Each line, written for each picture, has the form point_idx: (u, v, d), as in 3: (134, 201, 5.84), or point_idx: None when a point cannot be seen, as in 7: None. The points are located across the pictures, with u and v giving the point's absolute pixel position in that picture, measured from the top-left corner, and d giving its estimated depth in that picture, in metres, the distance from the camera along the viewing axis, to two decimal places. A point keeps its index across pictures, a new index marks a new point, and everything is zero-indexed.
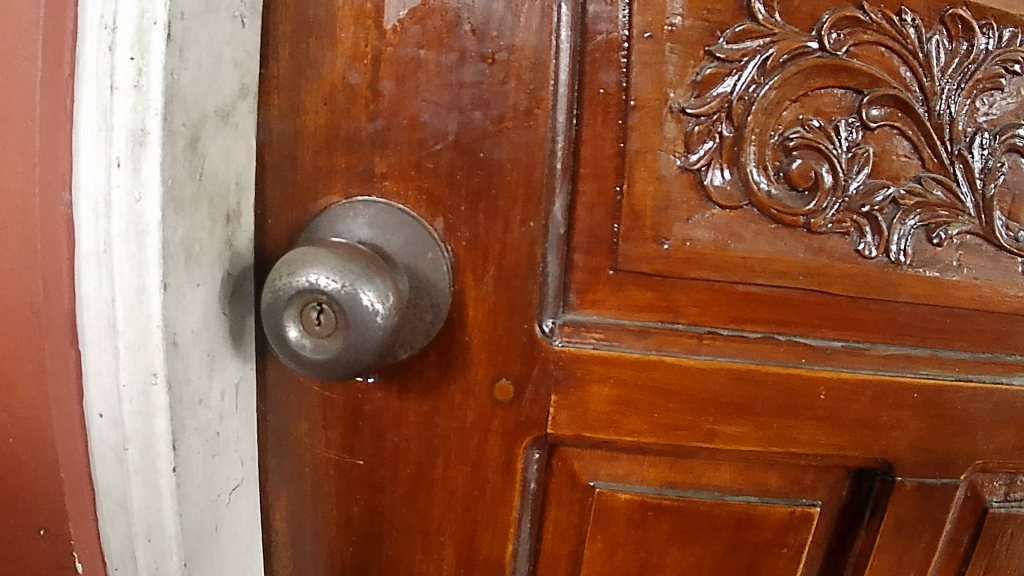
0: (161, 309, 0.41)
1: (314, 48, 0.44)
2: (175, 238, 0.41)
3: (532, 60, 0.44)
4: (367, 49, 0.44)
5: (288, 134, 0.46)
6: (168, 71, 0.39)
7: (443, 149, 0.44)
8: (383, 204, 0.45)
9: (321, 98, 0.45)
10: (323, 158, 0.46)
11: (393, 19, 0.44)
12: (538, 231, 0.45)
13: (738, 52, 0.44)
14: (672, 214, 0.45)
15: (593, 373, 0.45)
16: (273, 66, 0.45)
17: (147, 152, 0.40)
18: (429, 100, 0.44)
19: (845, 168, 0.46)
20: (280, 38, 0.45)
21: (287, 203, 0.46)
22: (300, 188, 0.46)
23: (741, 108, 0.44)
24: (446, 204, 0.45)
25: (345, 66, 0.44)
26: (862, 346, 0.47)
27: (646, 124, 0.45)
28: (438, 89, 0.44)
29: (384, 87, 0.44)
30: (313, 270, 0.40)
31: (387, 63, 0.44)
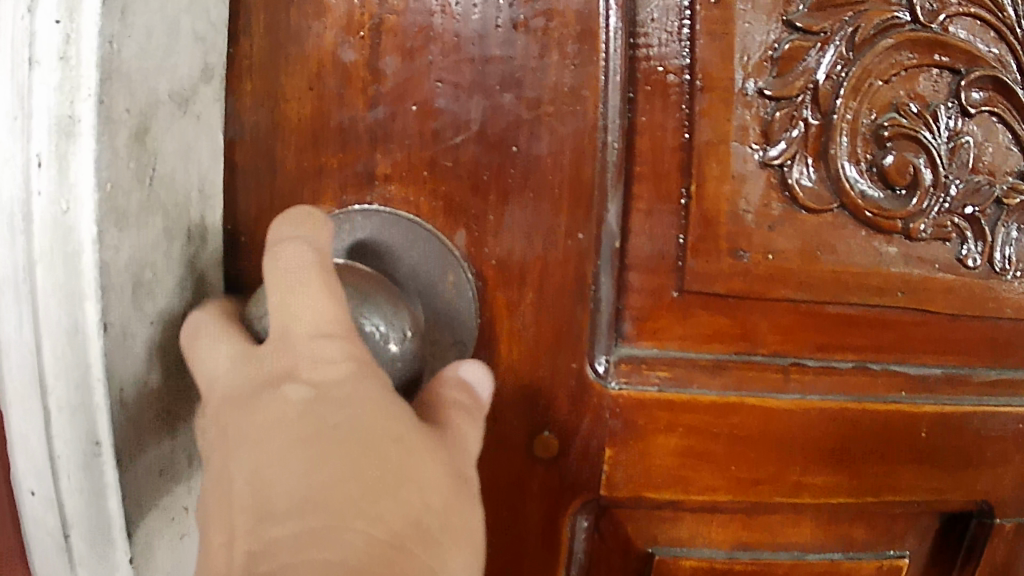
0: (103, 353, 0.31)
1: (295, 17, 0.35)
2: (119, 263, 0.31)
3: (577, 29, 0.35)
4: (364, 18, 0.35)
5: (264, 127, 0.36)
6: (106, 38, 0.29)
7: (465, 142, 0.35)
8: (387, 213, 0.35)
9: (307, 79, 0.35)
10: (309, 157, 0.36)
11: None
12: (589, 244, 0.36)
13: (820, 22, 0.37)
14: (749, 221, 0.36)
15: (658, 421, 0.37)
16: (245, 43, 0.35)
17: (77, 146, 0.29)
18: (445, 81, 0.35)
19: (946, 161, 0.38)
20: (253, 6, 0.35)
21: (266, 213, 0.36)
22: (280, 195, 0.36)
23: (828, 88, 0.37)
24: (469, 212, 0.35)
25: (336, 39, 0.35)
26: (965, 373, 0.39)
27: (717, 108, 0.36)
28: (456, 66, 0.35)
29: (386, 63, 0.35)
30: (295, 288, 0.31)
31: (389, 34, 0.35)
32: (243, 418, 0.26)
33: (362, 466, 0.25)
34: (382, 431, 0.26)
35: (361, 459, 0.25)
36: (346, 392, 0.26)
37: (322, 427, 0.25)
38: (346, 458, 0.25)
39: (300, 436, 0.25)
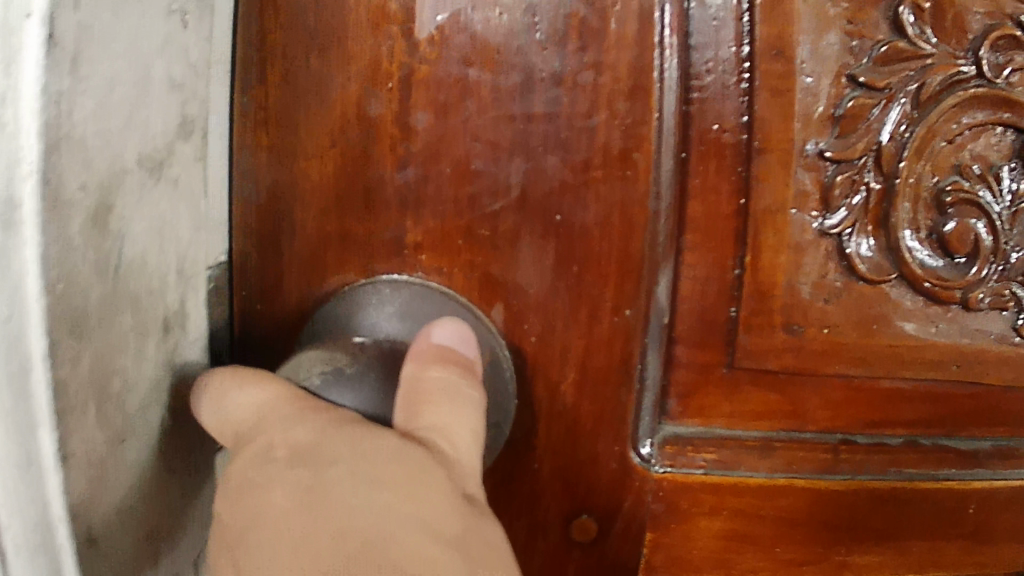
0: (63, 490, 0.23)
1: (317, 66, 0.31)
2: (77, 379, 0.24)
3: (628, 85, 0.32)
4: (392, 68, 0.31)
5: (281, 185, 0.33)
6: (54, 98, 0.20)
7: (503, 210, 0.32)
8: (417, 284, 0.33)
9: (329, 134, 0.32)
10: (332, 221, 0.33)
11: (428, 26, 0.31)
12: (636, 321, 0.33)
13: (885, 78, 0.34)
14: (805, 293, 0.34)
15: (703, 504, 0.34)
16: (261, 92, 0.32)
17: (18, 239, 0.20)
18: (483, 139, 0.32)
19: (1007, 227, 0.36)
20: (269, 54, 0.32)
21: (285, 281, 0.33)
22: (301, 260, 0.33)
23: (892, 149, 0.34)
24: (508, 286, 0.33)
25: (362, 90, 0.31)
26: (1018, 447, 0.37)
27: (775, 172, 0.33)
28: (495, 124, 0.32)
29: (417, 119, 0.32)
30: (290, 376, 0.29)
31: (421, 87, 0.31)
32: (227, 498, 0.25)
33: (351, 521, 0.22)
34: (367, 475, 0.23)
35: (352, 513, 0.22)
36: (321, 449, 0.24)
37: (301, 491, 0.23)
38: (333, 517, 0.22)
39: (282, 507, 0.23)
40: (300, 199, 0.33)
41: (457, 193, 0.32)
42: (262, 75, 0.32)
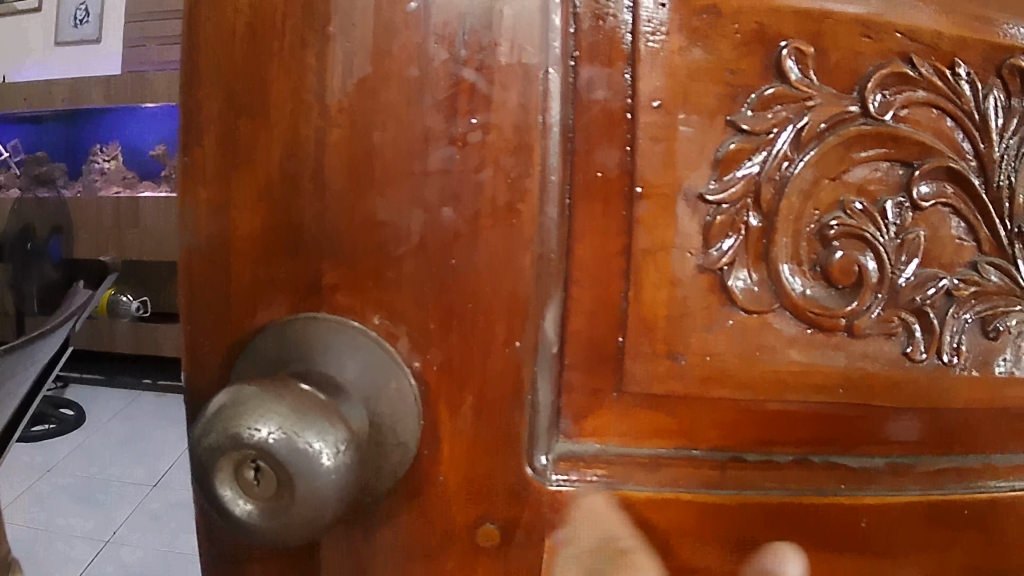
0: None
1: (245, 132, 0.35)
2: None
3: (514, 142, 0.35)
4: (306, 133, 0.35)
5: (217, 237, 0.37)
6: None
7: (406, 255, 0.35)
8: (336, 320, 0.35)
9: (255, 190, 0.36)
10: (262, 268, 0.36)
11: (337, 94, 0.34)
12: (526, 352, 0.36)
13: (765, 123, 0.37)
14: (688, 324, 0.37)
15: (595, 515, 0.38)
16: (198, 153, 0.36)
17: None
18: (386, 195, 0.35)
19: (892, 258, 0.38)
20: (207, 120, 0.36)
21: (223, 318, 0.37)
22: (236, 300, 0.37)
23: (771, 192, 0.36)
24: (409, 320, 0.36)
25: (282, 153, 0.35)
26: (906, 463, 0.42)
27: (656, 216, 0.37)
28: (396, 181, 0.35)
29: (330, 176, 0.35)
30: (227, 409, 0.30)
31: (334, 149, 0.35)
32: None
33: None
34: None
35: None
36: None
37: None
38: None
39: None
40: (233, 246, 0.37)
41: (362, 242, 0.35)
42: (202, 138, 0.36)
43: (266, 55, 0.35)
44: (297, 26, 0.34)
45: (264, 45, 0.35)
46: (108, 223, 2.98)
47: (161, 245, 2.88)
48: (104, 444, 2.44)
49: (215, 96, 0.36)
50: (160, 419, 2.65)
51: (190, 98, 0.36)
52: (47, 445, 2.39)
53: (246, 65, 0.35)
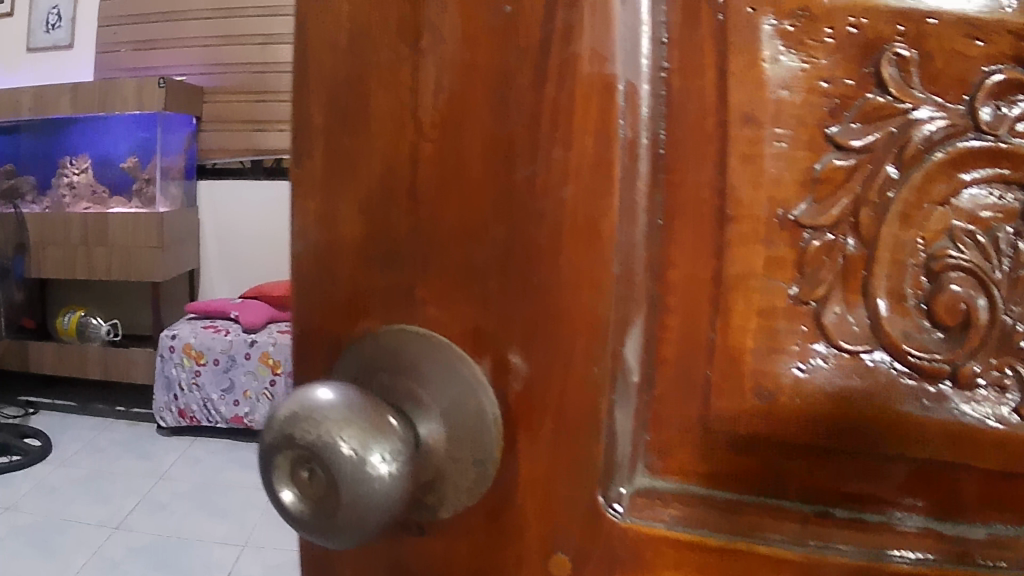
0: None
1: (349, 140, 0.36)
2: None
3: (588, 161, 0.32)
4: (403, 144, 0.35)
5: (323, 244, 0.38)
6: None
7: (490, 271, 0.34)
8: (421, 334, 0.35)
9: (358, 202, 0.36)
10: (359, 275, 0.37)
11: (428, 108, 0.34)
12: (605, 378, 0.34)
13: (865, 138, 0.33)
14: (778, 359, 0.34)
15: (666, 558, 0.36)
16: (308, 161, 0.37)
17: None
18: (467, 208, 0.34)
19: (1007, 297, 0.33)
20: (314, 131, 0.37)
21: (327, 320, 0.39)
22: (338, 306, 0.38)
23: (871, 216, 0.33)
24: (494, 338, 0.34)
25: (381, 164, 0.35)
26: (1012, 536, 0.36)
27: (748, 240, 0.34)
28: (482, 196, 0.34)
29: (422, 190, 0.35)
30: (296, 409, 0.31)
31: (426, 163, 0.34)
32: None
33: None
34: None
35: None
36: None
37: None
38: None
39: None
40: (336, 255, 0.38)
41: (452, 256, 0.35)
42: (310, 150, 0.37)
43: (369, 67, 0.35)
44: (398, 36, 0.34)
45: (367, 57, 0.35)
46: (77, 238, 2.71)
47: (126, 272, 2.67)
48: (71, 481, 2.34)
49: (321, 107, 0.36)
50: (129, 453, 2.55)
51: (299, 108, 0.37)
52: (9, 484, 2.30)
53: (349, 78, 0.36)
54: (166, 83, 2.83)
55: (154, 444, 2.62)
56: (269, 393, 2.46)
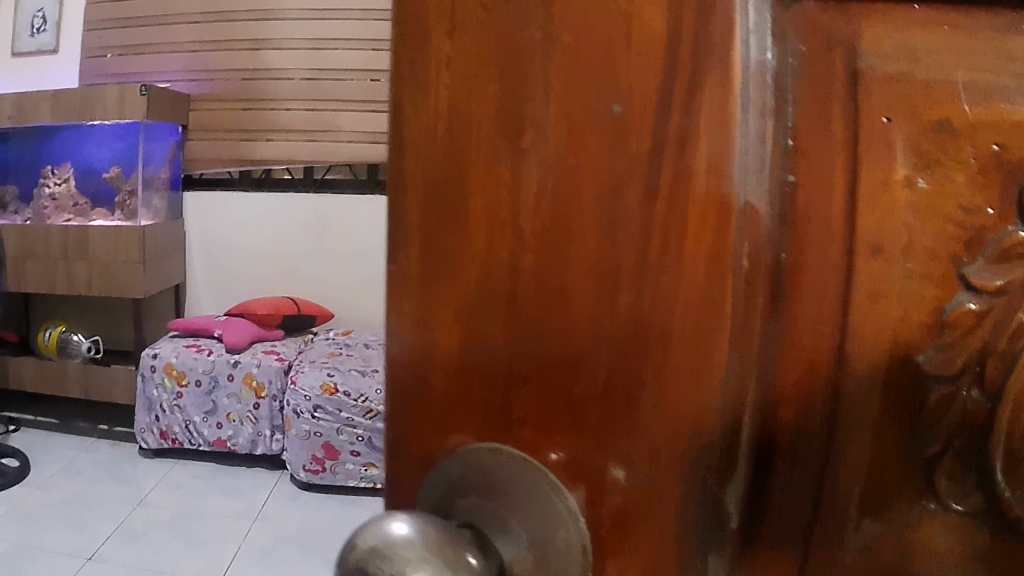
0: None
1: (448, 239, 0.33)
2: None
3: (692, 305, 0.28)
4: (499, 249, 0.32)
5: (419, 346, 0.35)
6: None
7: (586, 395, 0.31)
8: (513, 455, 0.32)
9: (455, 305, 0.34)
10: (453, 382, 0.34)
11: (526, 213, 0.31)
12: (700, 532, 0.29)
13: (999, 277, 0.28)
14: (892, 503, 0.31)
15: None
16: (406, 257, 0.35)
17: None
18: (564, 325, 0.31)
19: None
20: (413, 227, 0.34)
21: (421, 426, 0.36)
22: (432, 413, 0.35)
23: (996, 366, 0.28)
24: (587, 466, 0.31)
25: (477, 267, 0.32)
26: None
27: (872, 377, 0.30)
28: (580, 313, 0.30)
29: (518, 299, 0.32)
30: (370, 543, 0.28)
31: (523, 271, 0.31)
32: None
33: None
34: None
35: None
36: None
37: None
38: None
39: None
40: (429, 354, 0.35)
41: (550, 376, 0.31)
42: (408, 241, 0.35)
43: (472, 164, 0.32)
44: (501, 132, 0.31)
45: (469, 152, 0.32)
46: (57, 251, 2.64)
47: (106, 288, 2.62)
48: (51, 501, 2.23)
49: (421, 200, 0.34)
50: (109, 473, 2.45)
51: (398, 202, 0.35)
52: None
53: (449, 174, 0.33)
54: (149, 88, 2.63)
55: (136, 466, 2.51)
56: (252, 416, 2.39)
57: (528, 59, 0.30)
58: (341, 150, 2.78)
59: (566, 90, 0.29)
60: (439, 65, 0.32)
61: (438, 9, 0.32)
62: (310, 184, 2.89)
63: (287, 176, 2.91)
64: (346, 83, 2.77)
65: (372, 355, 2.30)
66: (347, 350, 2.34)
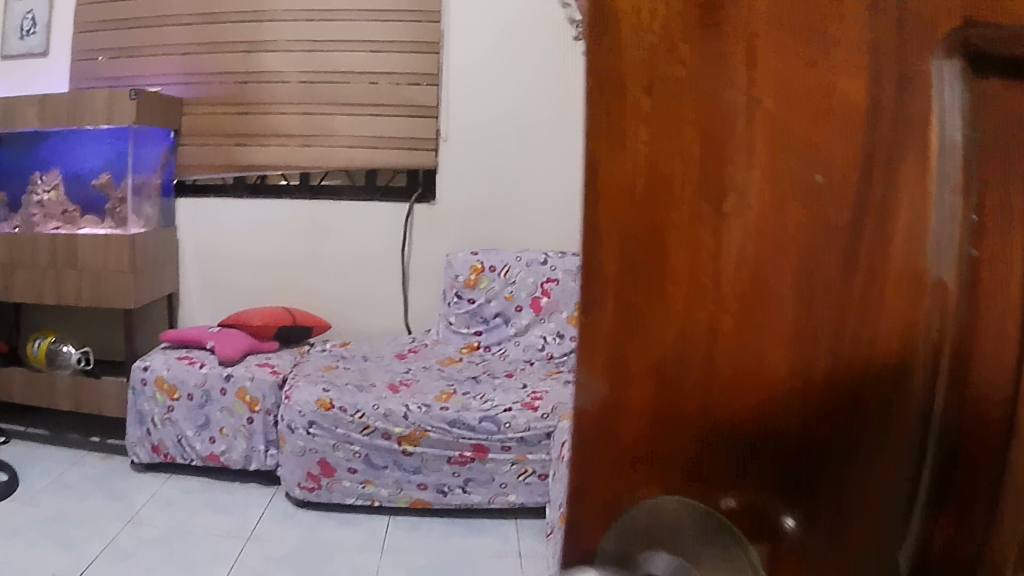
0: None
1: (643, 298, 0.36)
2: None
3: (881, 360, 0.32)
4: (704, 308, 0.35)
5: (603, 398, 0.38)
6: None
7: (783, 437, 0.35)
8: (699, 510, 0.36)
9: (647, 359, 0.36)
10: (643, 432, 0.37)
11: (735, 274, 0.35)
12: None
13: None
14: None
15: None
16: (596, 313, 0.37)
17: None
18: (772, 375, 0.35)
19: None
20: (605, 283, 0.36)
21: (601, 474, 0.38)
22: (615, 460, 0.37)
23: None
24: (769, 496, 0.36)
25: (676, 320, 0.36)
26: None
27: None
28: (786, 363, 0.34)
29: (724, 353, 0.35)
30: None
31: (729, 329, 0.35)
32: None
33: None
34: None
35: None
36: None
37: None
38: None
39: None
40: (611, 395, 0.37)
41: (744, 411, 0.36)
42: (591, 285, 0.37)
43: (674, 217, 0.35)
44: (705, 192, 0.35)
45: (671, 207, 0.35)
46: (45, 261, 2.59)
47: (98, 298, 2.56)
48: (39, 516, 2.18)
49: (613, 247, 0.36)
50: (100, 487, 2.40)
51: (590, 258, 0.37)
52: None
53: (645, 235, 0.36)
54: (139, 93, 2.55)
55: (126, 480, 2.47)
56: (246, 430, 2.35)
57: (731, 137, 0.34)
58: (338, 155, 2.71)
59: (767, 164, 0.34)
60: (633, 123, 0.35)
61: (635, 75, 0.35)
62: (306, 189, 2.80)
63: (283, 182, 2.82)
64: (345, 86, 2.70)
65: (369, 367, 2.25)
66: (344, 364, 2.29)
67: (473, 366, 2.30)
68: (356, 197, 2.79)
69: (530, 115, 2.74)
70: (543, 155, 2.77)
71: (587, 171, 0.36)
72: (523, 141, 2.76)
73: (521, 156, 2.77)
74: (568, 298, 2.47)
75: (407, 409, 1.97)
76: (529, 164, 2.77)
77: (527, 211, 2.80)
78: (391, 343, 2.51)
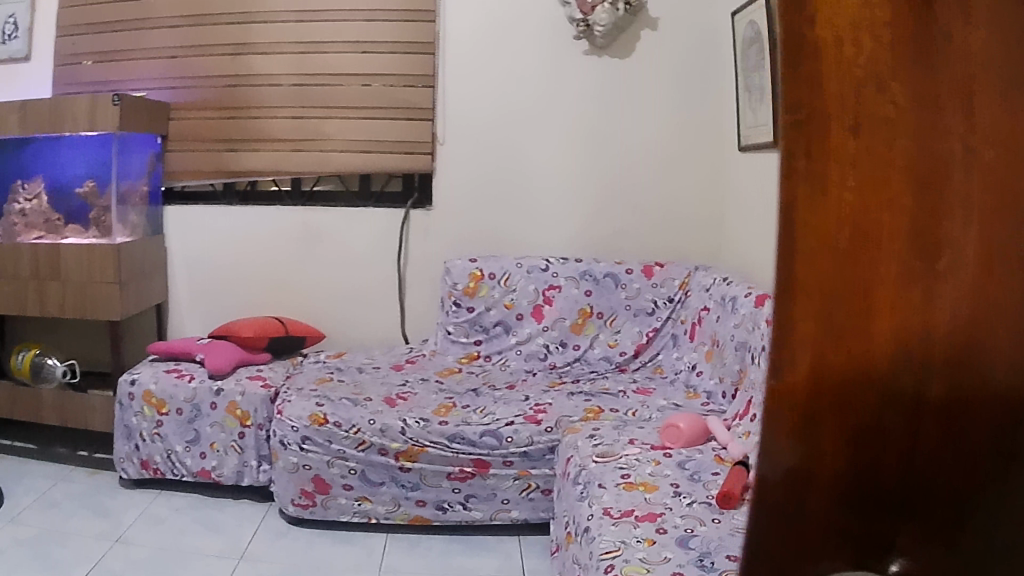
0: None
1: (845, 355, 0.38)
2: None
3: None
4: (903, 362, 0.38)
5: (795, 457, 0.39)
6: None
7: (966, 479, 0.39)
8: None
9: (839, 410, 0.38)
10: (833, 482, 0.39)
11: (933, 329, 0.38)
12: None
13: None
14: None
15: None
16: (788, 374, 0.39)
17: None
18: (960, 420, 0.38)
19: None
20: (801, 341, 0.38)
21: (788, 531, 0.39)
22: (804, 515, 0.39)
23: None
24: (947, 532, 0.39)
25: (879, 374, 0.38)
26: None
27: None
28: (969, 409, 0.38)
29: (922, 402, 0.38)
30: None
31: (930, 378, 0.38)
32: None
33: None
34: None
35: None
36: None
37: None
38: None
39: None
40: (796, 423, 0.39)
41: (933, 450, 0.39)
42: (781, 311, 0.38)
43: (880, 257, 0.38)
44: (913, 237, 0.38)
45: (878, 246, 0.38)
46: (28, 270, 2.52)
47: (84, 309, 2.49)
48: (21, 535, 2.09)
49: (811, 277, 0.38)
50: (85, 505, 2.31)
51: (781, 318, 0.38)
52: None
53: (848, 292, 0.38)
54: (123, 98, 2.46)
55: (113, 496, 2.38)
56: (237, 446, 2.27)
57: (926, 200, 0.38)
58: (329, 160, 2.64)
59: (984, 212, 0.37)
60: (838, 173, 0.37)
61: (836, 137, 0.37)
62: (298, 197, 2.73)
63: (274, 188, 2.75)
64: (337, 88, 2.62)
65: (362, 379, 2.18)
66: (337, 376, 2.22)
67: (473, 377, 2.23)
68: (350, 203, 2.71)
69: (529, 116, 2.67)
70: (544, 157, 2.69)
71: (782, 228, 0.38)
72: (523, 143, 2.68)
73: (522, 158, 2.69)
74: (570, 307, 2.40)
75: (404, 424, 1.89)
76: (530, 166, 2.70)
77: (528, 215, 2.72)
78: (386, 354, 2.44)
